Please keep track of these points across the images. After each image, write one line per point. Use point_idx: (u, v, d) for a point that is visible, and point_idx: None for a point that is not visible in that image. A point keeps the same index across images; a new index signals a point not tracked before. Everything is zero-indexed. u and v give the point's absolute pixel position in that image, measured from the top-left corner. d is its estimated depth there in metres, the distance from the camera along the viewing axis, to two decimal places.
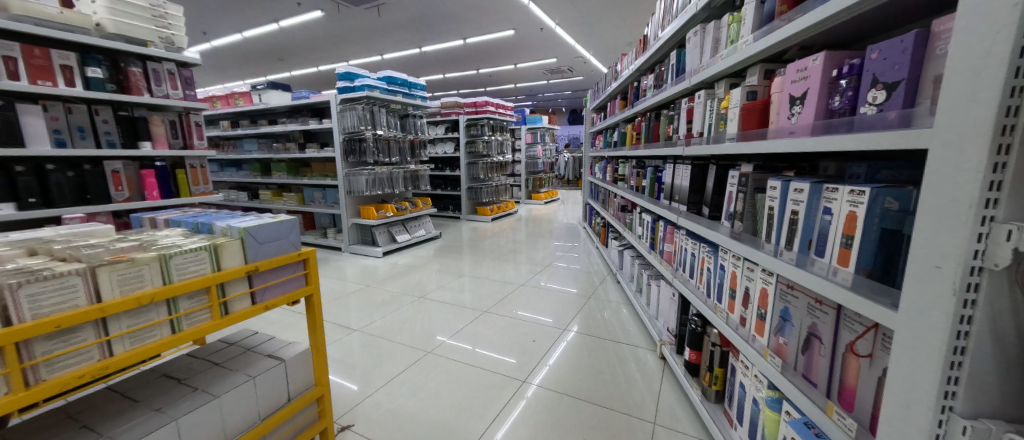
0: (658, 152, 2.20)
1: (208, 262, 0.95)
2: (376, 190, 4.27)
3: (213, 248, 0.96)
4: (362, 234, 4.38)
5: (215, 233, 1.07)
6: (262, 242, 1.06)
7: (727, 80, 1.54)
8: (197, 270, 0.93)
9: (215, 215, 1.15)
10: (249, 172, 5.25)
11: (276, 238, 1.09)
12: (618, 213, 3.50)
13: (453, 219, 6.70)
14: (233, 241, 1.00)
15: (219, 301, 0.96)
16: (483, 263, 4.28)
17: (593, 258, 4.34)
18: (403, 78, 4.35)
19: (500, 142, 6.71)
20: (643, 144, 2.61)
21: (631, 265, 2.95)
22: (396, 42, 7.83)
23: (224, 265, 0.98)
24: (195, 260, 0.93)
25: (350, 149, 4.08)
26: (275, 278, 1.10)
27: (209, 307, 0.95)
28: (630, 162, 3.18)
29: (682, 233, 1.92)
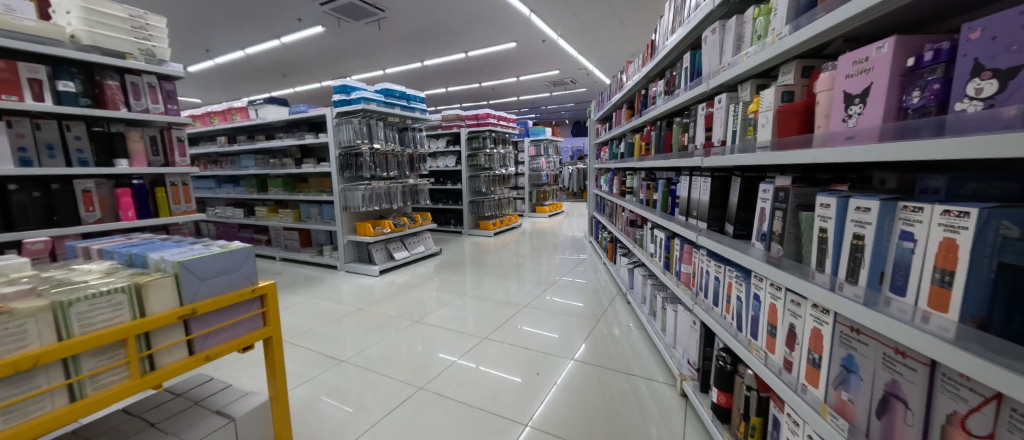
0: (671, 163, 2.00)
1: (124, 309, 0.90)
2: (373, 206, 4.09)
3: (133, 290, 0.91)
4: (359, 251, 4.21)
5: (148, 267, 1.03)
6: (205, 279, 1.04)
7: (753, 82, 1.35)
8: (107, 319, 0.88)
9: (154, 246, 1.11)
10: (245, 188, 5.13)
11: (219, 273, 1.06)
12: (626, 228, 3.29)
13: (455, 233, 6.52)
14: (164, 279, 0.96)
15: (136, 357, 0.92)
16: (485, 280, 4.07)
17: (600, 275, 4.12)
18: (402, 91, 4.22)
19: (502, 154, 6.57)
20: (654, 155, 2.42)
21: (642, 284, 2.73)
22: (398, 57, 7.80)
23: (145, 311, 0.94)
24: (106, 308, 0.88)
25: (346, 163, 3.93)
26: (216, 324, 1.07)
27: (124, 364, 0.91)
28: (639, 174, 2.98)
29: (702, 253, 1.71)
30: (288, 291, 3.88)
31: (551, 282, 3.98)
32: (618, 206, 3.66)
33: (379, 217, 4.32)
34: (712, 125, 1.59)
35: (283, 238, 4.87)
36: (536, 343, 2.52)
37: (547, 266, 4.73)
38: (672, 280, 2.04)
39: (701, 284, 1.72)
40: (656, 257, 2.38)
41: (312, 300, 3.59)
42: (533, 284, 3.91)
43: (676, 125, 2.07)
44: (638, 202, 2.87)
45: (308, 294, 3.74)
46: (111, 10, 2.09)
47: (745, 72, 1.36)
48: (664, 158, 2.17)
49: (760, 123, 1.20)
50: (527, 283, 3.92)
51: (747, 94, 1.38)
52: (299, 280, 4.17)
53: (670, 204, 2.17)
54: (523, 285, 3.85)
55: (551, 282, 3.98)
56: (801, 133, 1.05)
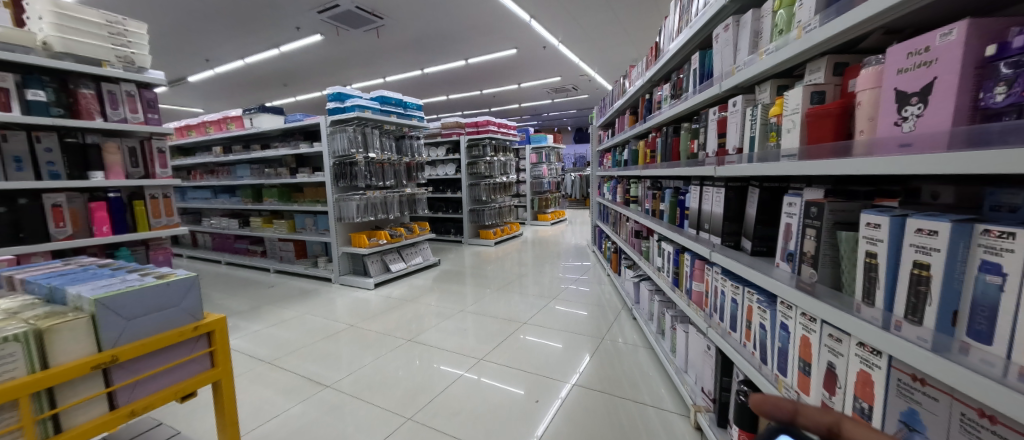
0: (679, 172, 1.86)
1: (24, 358, 0.86)
2: (369, 216, 3.97)
3: (35, 337, 0.87)
4: (354, 263, 4.08)
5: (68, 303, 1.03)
6: (131, 319, 1.02)
7: (773, 82, 1.22)
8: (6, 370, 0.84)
9: (82, 277, 1.12)
10: (241, 199, 5.02)
11: (148, 312, 1.05)
12: (631, 238, 3.14)
13: (455, 243, 6.39)
14: (79, 320, 0.94)
15: (33, 419, 0.86)
16: (484, 293, 3.92)
17: (603, 286, 3.96)
18: (398, 98, 4.11)
19: (503, 162, 6.46)
20: (659, 163, 2.28)
21: (649, 300, 2.57)
22: (398, 65, 7.73)
23: (51, 361, 0.90)
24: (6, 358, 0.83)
25: (341, 173, 3.81)
26: (138, 372, 1.04)
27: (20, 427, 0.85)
28: (643, 183, 2.84)
29: (716, 271, 1.57)
30: (280, 306, 3.74)
31: (553, 294, 3.81)
32: (622, 216, 3.51)
33: (375, 227, 4.19)
34: (726, 131, 1.46)
35: (279, 249, 4.76)
36: (536, 364, 2.36)
37: (549, 276, 4.57)
38: (682, 298, 1.89)
39: (715, 305, 1.57)
40: (664, 272, 2.23)
41: (304, 315, 3.45)
42: (534, 296, 3.75)
43: (684, 130, 1.93)
44: (644, 213, 2.72)
45: (301, 309, 3.61)
46: (88, 15, 1.97)
47: (764, 72, 1.22)
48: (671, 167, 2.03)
49: (785, 127, 1.06)
50: (528, 296, 3.77)
51: (766, 97, 1.25)
52: (293, 294, 4.03)
53: (678, 216, 2.02)
54: (523, 298, 3.70)
55: (553, 294, 3.82)
56: (836, 139, 0.91)
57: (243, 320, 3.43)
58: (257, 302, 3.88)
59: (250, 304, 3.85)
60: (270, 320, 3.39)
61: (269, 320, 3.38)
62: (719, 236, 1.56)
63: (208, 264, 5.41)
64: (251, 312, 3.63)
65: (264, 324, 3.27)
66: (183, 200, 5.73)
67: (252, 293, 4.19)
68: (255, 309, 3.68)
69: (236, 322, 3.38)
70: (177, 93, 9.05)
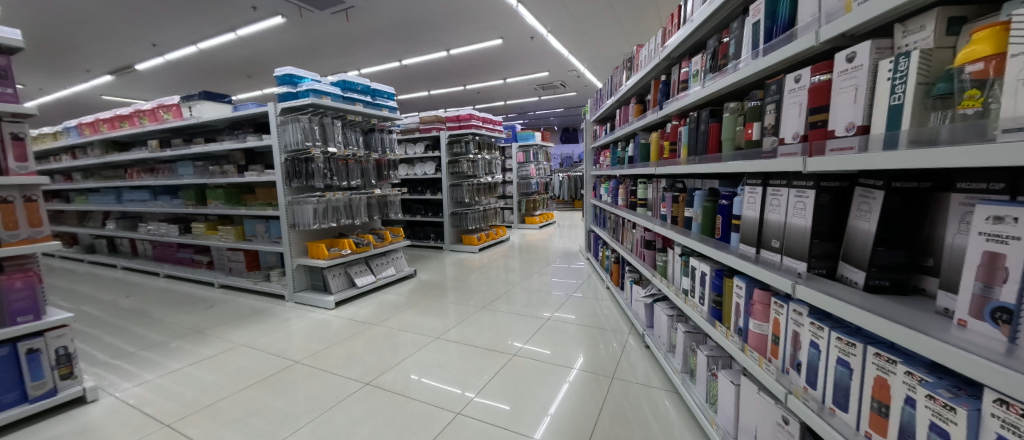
0: (729, 169, 1.36)
1: None
2: (329, 222, 3.34)
3: None
4: (312, 277, 3.44)
5: None
6: None
7: (940, 13, 0.73)
8: None
9: None
10: (183, 201, 4.32)
11: None
12: (639, 250, 2.65)
13: (435, 249, 5.80)
14: None
15: None
16: (468, 311, 3.35)
17: (603, 301, 3.45)
18: (364, 84, 3.52)
19: (488, 161, 5.91)
20: (687, 157, 1.78)
21: (668, 328, 2.08)
22: (373, 55, 7.11)
23: None
24: None
25: (295, 171, 3.19)
26: None
27: None
28: (658, 184, 2.36)
29: (798, 309, 1.07)
30: (221, 329, 3.08)
31: (547, 311, 3.28)
32: (626, 222, 3.01)
33: (338, 235, 3.56)
34: (825, 103, 0.96)
35: (228, 260, 4.13)
36: (530, 420, 1.82)
37: (541, 287, 4.04)
38: (727, 337, 1.39)
39: (796, 361, 1.08)
40: (693, 296, 1.74)
41: (247, 342, 2.82)
42: (525, 314, 3.22)
43: (729, 112, 1.43)
44: (658, 221, 2.24)
45: (244, 334, 2.96)
46: None
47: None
48: (711, 162, 1.52)
49: (1014, 77, 0.57)
50: (518, 314, 3.23)
51: (923, 39, 0.75)
52: (239, 313, 3.38)
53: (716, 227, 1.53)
54: (512, 318, 3.16)
55: (546, 311, 3.28)
56: None
57: (168, 349, 2.77)
58: (192, 324, 3.22)
59: (184, 327, 3.18)
60: (202, 349, 2.74)
61: (200, 350, 2.72)
62: (802, 261, 1.06)
63: (145, 276, 4.66)
64: (181, 338, 2.97)
65: (193, 356, 2.63)
66: (121, 203, 5.02)
67: (190, 312, 3.52)
68: (189, 334, 3.02)
69: (158, 352, 2.72)
70: (125, 82, 8.15)
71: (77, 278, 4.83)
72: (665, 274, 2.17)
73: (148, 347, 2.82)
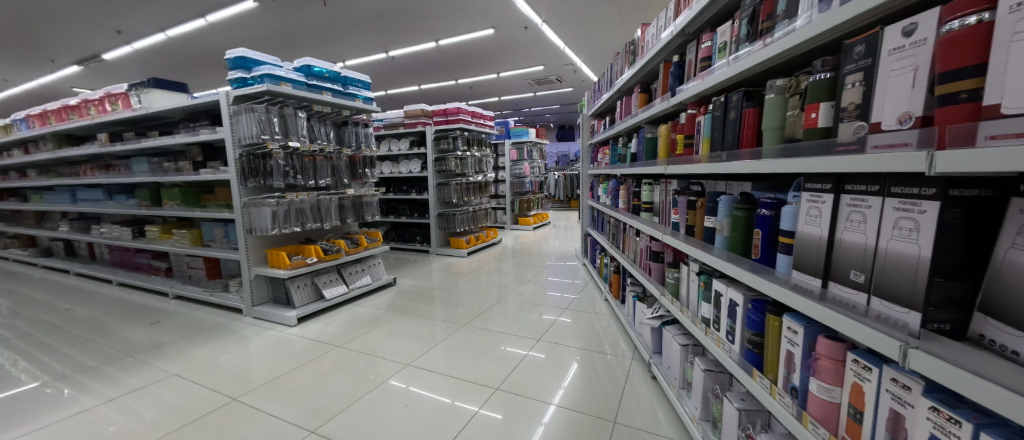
0: (781, 169, 0.99)
1: None
2: (292, 227, 2.94)
3: None
4: (273, 289, 3.03)
5: None
6: None
7: None
8: None
9: None
10: (138, 201, 3.91)
11: None
12: (644, 262, 2.28)
13: (421, 253, 5.42)
14: None
15: None
16: (449, 325, 2.98)
17: (602, 314, 3.06)
18: (334, 71, 3.12)
19: (478, 158, 5.53)
20: (710, 152, 1.41)
21: (681, 361, 1.71)
22: (356, 44, 6.70)
23: None
24: None
25: (251, 169, 2.79)
26: None
27: None
28: (669, 186, 1.98)
29: (907, 384, 0.71)
30: (166, 348, 2.70)
31: (540, 327, 2.89)
32: (628, 228, 2.64)
33: (304, 240, 3.16)
34: (971, 63, 0.59)
35: (187, 266, 3.76)
36: None
37: (533, 296, 3.67)
38: (775, 397, 1.03)
39: None
40: (716, 329, 1.37)
41: (192, 367, 2.43)
42: (514, 331, 2.84)
43: (774, 91, 1.07)
44: (670, 230, 1.87)
45: (191, 355, 2.57)
46: None
47: None
48: (748, 158, 1.16)
49: None
50: (506, 331, 2.84)
51: None
52: (191, 329, 2.99)
53: (754, 245, 1.16)
54: (499, 335, 2.79)
55: (538, 328, 2.89)
56: None
57: (95, 376, 2.37)
58: (136, 341, 2.83)
59: (125, 344, 2.80)
60: (138, 375, 2.35)
61: (135, 377, 2.33)
62: (913, 309, 0.70)
63: (99, 284, 4.25)
64: (118, 359, 2.58)
65: (122, 387, 2.24)
66: (75, 202, 4.60)
67: (136, 326, 3.12)
68: (128, 354, 2.63)
69: (85, 378, 2.33)
70: (93, 73, 7.66)
71: (26, 284, 4.41)
72: (678, 295, 1.80)
73: (73, 373, 2.42)
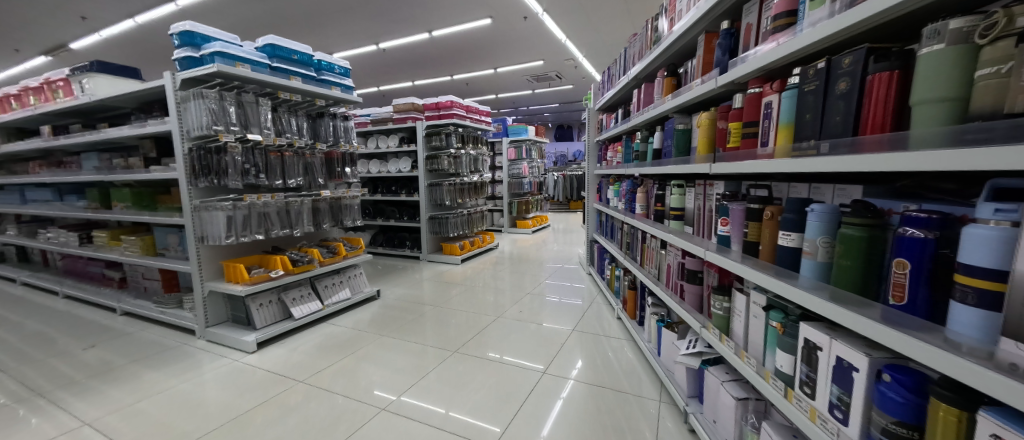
0: (998, 166, 0.57)
1: None
2: (251, 235, 2.46)
3: None
4: (231, 307, 2.58)
5: None
6: None
7: None
8: None
9: None
10: (87, 202, 3.45)
11: None
12: (674, 281, 1.87)
13: (411, 259, 4.99)
14: None
15: None
16: (438, 350, 2.53)
17: (616, 337, 2.60)
18: (305, 53, 2.65)
19: (473, 157, 5.11)
20: (797, 143, 1.00)
21: (737, 422, 1.28)
22: (345, 33, 6.33)
23: None
24: None
25: (203, 166, 2.34)
26: None
27: None
28: (714, 188, 1.56)
29: None
30: (101, 374, 2.25)
31: (545, 354, 2.43)
32: (650, 238, 2.22)
33: (269, 249, 2.71)
34: None
35: (142, 277, 3.34)
36: None
37: (534, 310, 3.23)
38: None
39: None
40: (807, 395, 0.95)
41: (125, 402, 1.97)
42: (513, 360, 2.37)
43: (944, 41, 0.68)
44: (716, 246, 1.46)
45: (127, 385, 2.12)
46: None
47: None
48: (891, 150, 0.76)
49: None
50: (504, 360, 2.38)
51: None
52: (135, 350, 2.53)
53: (894, 284, 0.76)
54: (496, 364, 2.33)
55: (543, 354, 2.43)
56: None
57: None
58: (66, 365, 2.37)
59: (53, 370, 2.34)
60: (57, 412, 1.90)
61: (54, 414, 1.88)
62: None
63: (48, 294, 3.79)
64: (39, 389, 2.12)
65: (23, 431, 1.77)
66: (23, 203, 4.13)
67: (71, 345, 2.66)
68: (52, 382, 2.18)
69: None
70: (63, 63, 7.16)
71: None
72: (730, 331, 1.37)
73: None
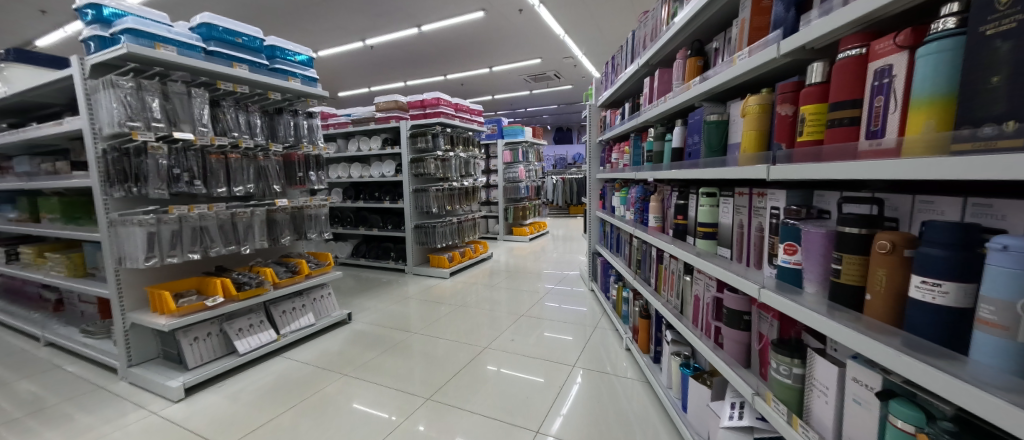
0: None
1: None
2: (182, 255, 2.02)
3: None
4: (163, 342, 2.13)
5: None
6: None
7: None
8: None
9: None
10: (18, 213, 3.02)
11: None
12: (704, 319, 1.43)
13: (396, 272, 4.56)
14: None
15: None
16: (411, 389, 2.08)
17: (624, 372, 2.16)
18: (255, 37, 2.24)
19: (463, 159, 4.68)
20: (967, 129, 0.58)
21: None
22: (329, 28, 5.95)
23: None
24: None
25: (119, 171, 1.90)
26: None
27: None
28: (767, 200, 1.13)
29: None
30: None
31: (540, 399, 1.95)
32: (668, 259, 1.79)
33: (211, 271, 2.27)
34: None
35: (78, 299, 2.90)
36: None
37: (531, 331, 2.80)
38: None
39: None
40: None
41: None
42: (501, 410, 1.88)
43: None
44: (775, 283, 1.04)
45: None
46: None
47: None
48: None
49: None
50: (503, 383, 2.12)
51: None
52: (46, 388, 2.08)
53: None
54: (477, 417, 1.84)
55: (538, 394, 2.00)
56: None
57: None
58: None
59: None
60: None
61: None
62: None
63: None
64: None
65: None
66: None
67: None
68: None
69: None
70: None
71: None
72: (806, 413, 0.92)
73: None
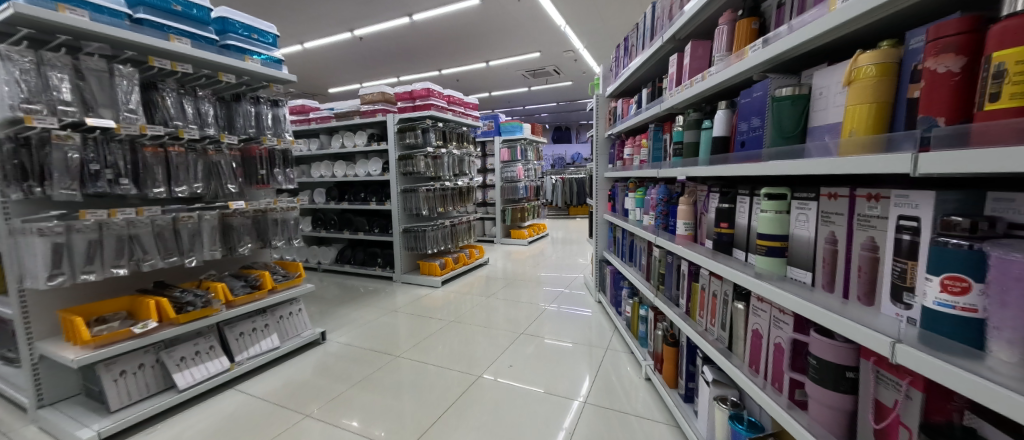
0: None
1: None
2: (101, 271, 1.63)
3: None
4: (85, 376, 1.74)
5: None
6: None
7: None
8: None
9: None
10: None
11: None
12: (768, 365, 1.06)
13: (384, 280, 4.18)
14: None
15: None
16: (385, 434, 1.68)
17: (647, 412, 1.77)
18: (203, 6, 1.89)
19: (457, 157, 4.32)
20: None
21: None
22: (315, 18, 5.58)
23: None
24: None
25: (15, 167, 1.51)
26: None
27: None
28: (887, 205, 0.77)
29: None
30: None
31: None
32: (706, 277, 1.42)
33: (146, 290, 1.88)
34: None
35: None
36: None
37: (532, 352, 2.43)
38: None
39: None
40: None
41: None
42: None
43: None
44: (921, 336, 0.67)
45: None
46: None
47: None
48: None
49: None
50: (499, 428, 1.72)
51: None
52: None
53: None
54: None
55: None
56: None
57: None
58: None
59: None
60: None
61: None
62: None
63: None
64: None
65: None
66: None
67: None
68: None
69: None
70: None
71: None
72: None
73: None
